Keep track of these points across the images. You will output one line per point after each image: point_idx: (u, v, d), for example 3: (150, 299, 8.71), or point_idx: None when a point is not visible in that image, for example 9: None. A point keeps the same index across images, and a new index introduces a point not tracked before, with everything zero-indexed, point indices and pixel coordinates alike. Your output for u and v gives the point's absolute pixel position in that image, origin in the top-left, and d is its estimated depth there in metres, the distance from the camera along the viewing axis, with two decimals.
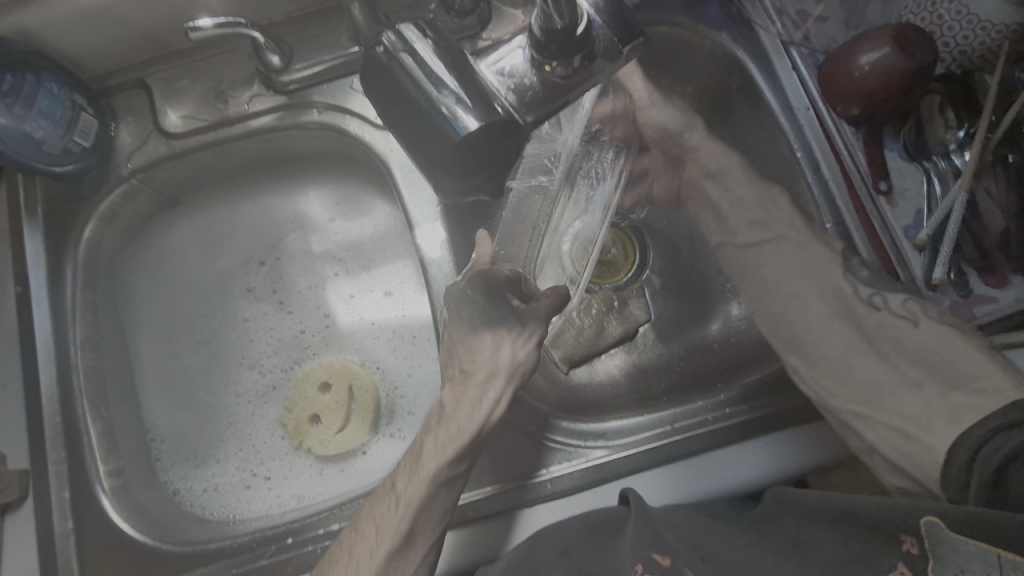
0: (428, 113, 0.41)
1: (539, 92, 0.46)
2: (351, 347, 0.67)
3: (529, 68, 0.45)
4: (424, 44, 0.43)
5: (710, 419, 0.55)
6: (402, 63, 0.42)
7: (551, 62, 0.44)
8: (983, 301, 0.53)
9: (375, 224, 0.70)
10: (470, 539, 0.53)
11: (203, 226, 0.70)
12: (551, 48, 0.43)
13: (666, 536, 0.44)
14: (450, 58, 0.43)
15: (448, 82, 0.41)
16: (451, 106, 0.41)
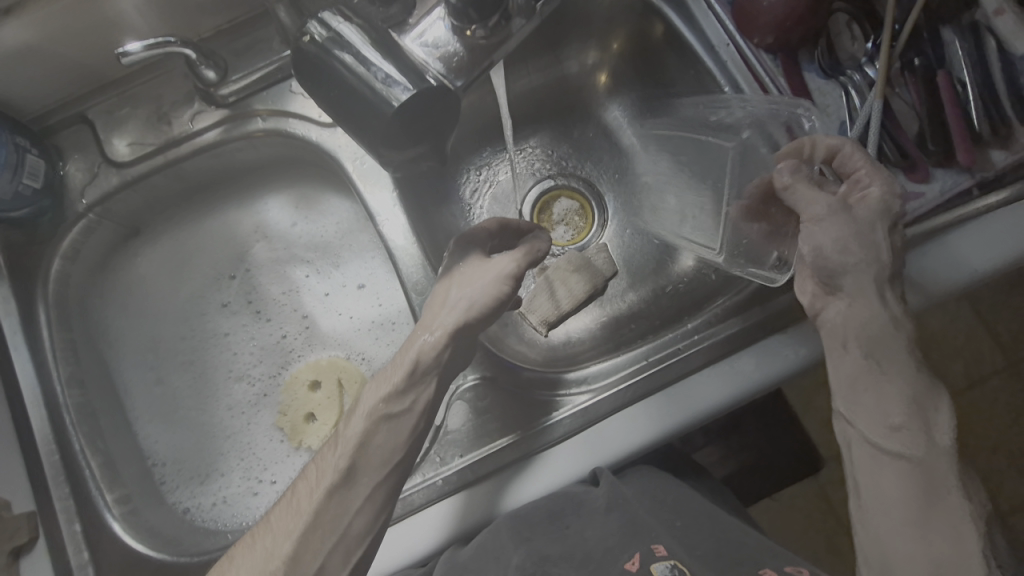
0: (363, 93, 0.44)
1: (465, 57, 0.47)
2: (334, 343, 0.69)
3: (452, 36, 0.47)
4: (349, 26, 0.45)
5: (680, 348, 0.59)
6: (327, 46, 0.44)
7: (471, 26, 0.46)
8: (912, 198, 0.57)
9: (336, 222, 0.71)
10: (459, 508, 0.55)
11: (169, 250, 0.71)
12: (469, 13, 0.44)
13: (652, 527, 0.50)
14: (376, 37, 0.45)
15: (376, 59, 0.44)
16: (386, 85, 0.44)
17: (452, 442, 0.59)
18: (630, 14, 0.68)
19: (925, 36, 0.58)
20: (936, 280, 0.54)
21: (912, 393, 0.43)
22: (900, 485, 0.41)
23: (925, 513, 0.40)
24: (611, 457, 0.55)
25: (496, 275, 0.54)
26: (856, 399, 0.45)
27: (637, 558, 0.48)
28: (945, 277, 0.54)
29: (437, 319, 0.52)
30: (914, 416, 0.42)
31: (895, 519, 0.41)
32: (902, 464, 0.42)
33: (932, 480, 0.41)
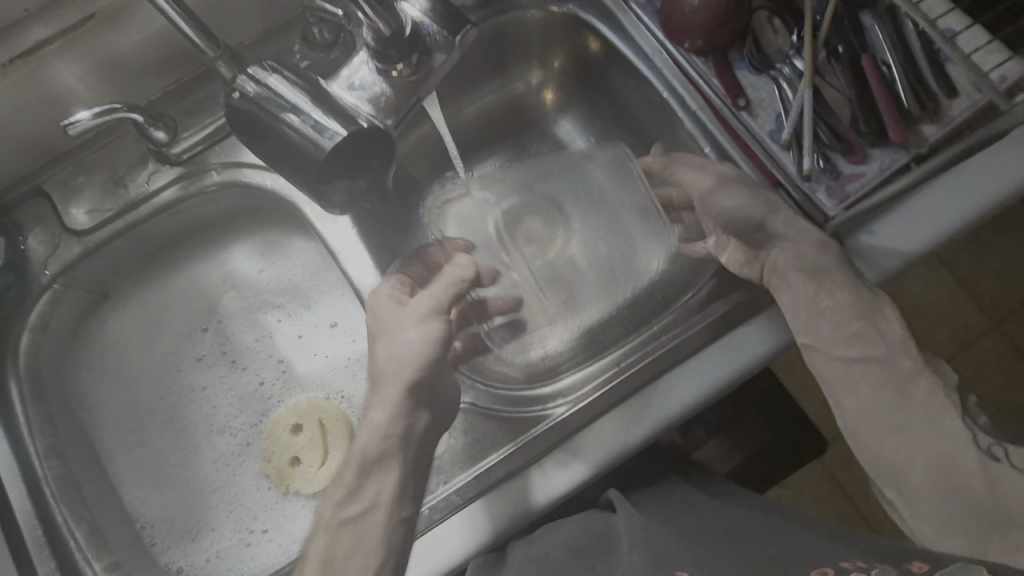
0: (294, 139, 0.45)
1: (393, 96, 0.49)
2: (312, 384, 0.69)
3: (378, 77, 0.49)
4: (278, 78, 0.46)
5: (648, 351, 0.60)
6: (259, 100, 0.45)
7: (396, 66, 0.48)
8: (852, 179, 0.58)
9: (302, 263, 0.72)
10: (448, 536, 0.55)
11: (138, 311, 0.71)
12: (390, 53, 0.46)
13: (675, 559, 0.50)
14: (304, 86, 0.46)
15: (305, 107, 0.45)
16: (314, 130, 0.45)
17: (438, 469, 0.62)
18: (565, 31, 0.70)
19: (847, 24, 0.60)
20: (888, 254, 0.57)
21: (856, 299, 0.52)
22: (874, 387, 0.49)
23: (890, 381, 0.49)
24: (591, 467, 0.55)
25: (434, 313, 0.56)
26: (811, 327, 0.53)
27: None
28: (894, 250, 0.57)
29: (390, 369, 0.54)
30: (859, 315, 0.51)
31: (875, 425, 0.49)
32: (867, 364, 0.50)
33: (888, 368, 0.50)
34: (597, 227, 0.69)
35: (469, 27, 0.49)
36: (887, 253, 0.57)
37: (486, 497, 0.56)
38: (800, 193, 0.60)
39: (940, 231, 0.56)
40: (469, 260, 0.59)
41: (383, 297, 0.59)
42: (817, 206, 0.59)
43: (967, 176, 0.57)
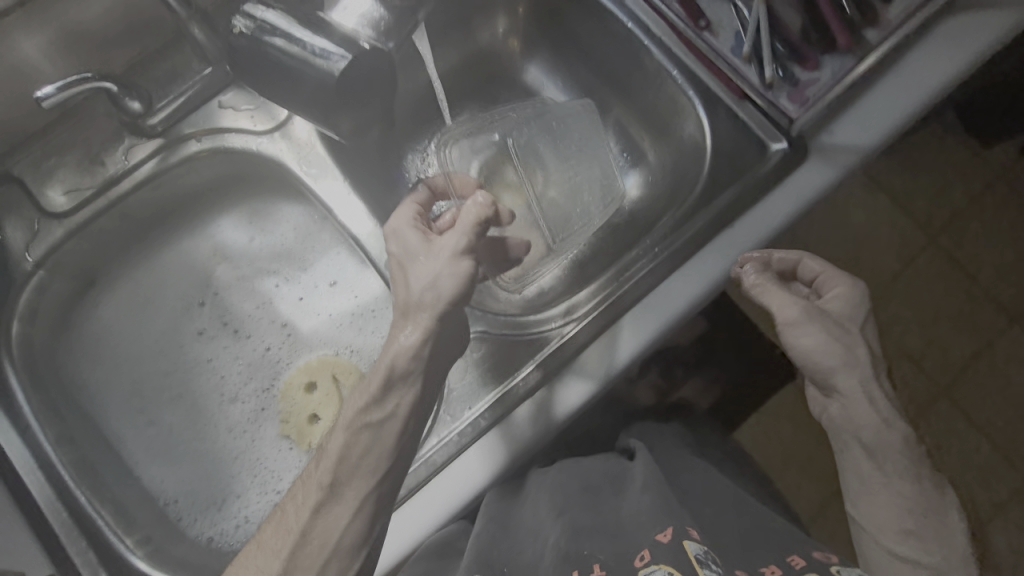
0: (302, 72, 0.48)
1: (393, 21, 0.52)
2: (319, 343, 0.70)
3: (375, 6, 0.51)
4: (273, 13, 0.48)
5: (646, 259, 0.63)
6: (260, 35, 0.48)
7: None
8: (811, 85, 0.63)
9: (293, 227, 0.72)
10: (480, 454, 0.57)
11: (129, 292, 0.69)
12: None
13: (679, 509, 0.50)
14: (301, 20, 0.48)
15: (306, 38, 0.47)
16: (320, 59, 0.47)
17: (457, 399, 0.65)
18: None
19: None
20: (845, 149, 0.62)
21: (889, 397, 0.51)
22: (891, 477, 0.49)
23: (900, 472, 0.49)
24: (605, 375, 0.58)
25: (454, 259, 0.53)
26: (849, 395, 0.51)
27: (670, 531, 0.47)
28: (850, 145, 0.62)
29: (423, 301, 0.52)
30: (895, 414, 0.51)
31: (876, 495, 0.50)
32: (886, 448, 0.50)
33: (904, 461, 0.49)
34: (585, 161, 0.70)
35: None
36: (845, 148, 0.63)
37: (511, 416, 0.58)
38: (765, 100, 0.64)
39: (893, 122, 0.62)
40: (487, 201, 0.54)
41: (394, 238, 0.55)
42: (782, 112, 0.64)
43: (909, 73, 0.63)
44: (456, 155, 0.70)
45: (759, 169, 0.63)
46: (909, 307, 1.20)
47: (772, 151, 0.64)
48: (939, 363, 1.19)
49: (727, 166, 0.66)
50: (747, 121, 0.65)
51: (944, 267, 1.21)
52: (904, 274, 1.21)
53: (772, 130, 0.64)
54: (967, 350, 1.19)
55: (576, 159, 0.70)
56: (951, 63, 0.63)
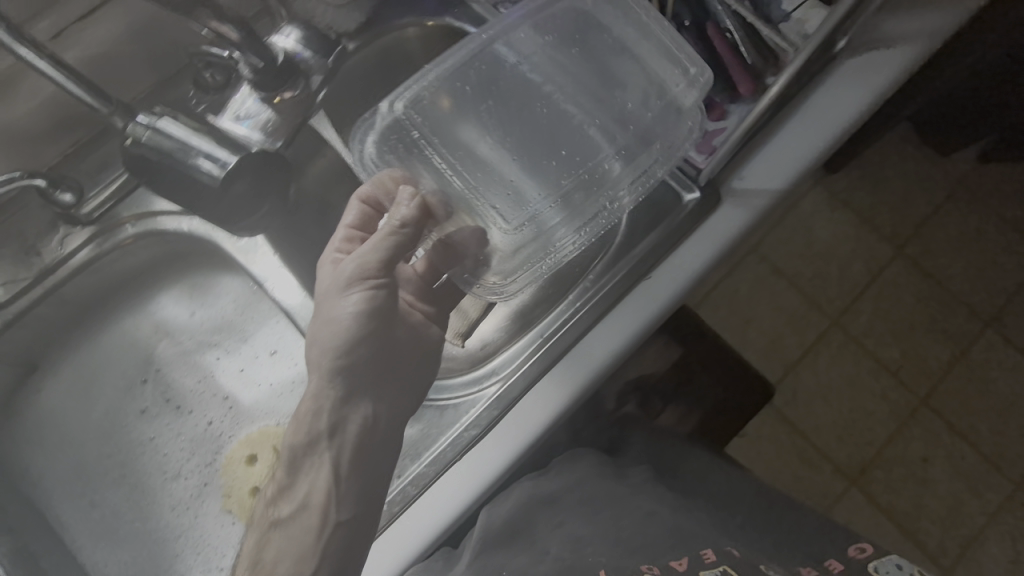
0: (188, 173, 0.51)
1: (278, 122, 0.59)
2: (261, 414, 0.70)
3: (261, 106, 0.59)
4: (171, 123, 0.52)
5: (567, 317, 0.65)
6: (182, 154, 0.49)
7: (278, 94, 0.59)
8: (717, 134, 0.66)
9: (231, 299, 0.73)
10: (412, 518, 0.57)
11: (72, 375, 0.70)
12: (269, 82, 0.57)
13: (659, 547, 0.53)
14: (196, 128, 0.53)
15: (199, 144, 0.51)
16: (208, 161, 0.50)
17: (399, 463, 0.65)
18: (440, 42, 0.75)
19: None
20: (755, 193, 0.65)
21: None
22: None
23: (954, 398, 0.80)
24: (532, 433, 0.60)
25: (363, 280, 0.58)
26: None
27: (686, 559, 0.51)
28: (761, 188, 0.65)
29: (319, 331, 0.59)
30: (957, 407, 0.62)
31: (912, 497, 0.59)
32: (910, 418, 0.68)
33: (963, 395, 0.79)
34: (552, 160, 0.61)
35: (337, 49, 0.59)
36: (754, 191, 0.65)
37: (444, 478, 0.58)
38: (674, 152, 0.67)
39: (795, 166, 0.66)
40: (407, 201, 0.57)
41: (332, 265, 0.62)
42: (691, 162, 0.66)
43: (815, 110, 0.67)
44: (482, 152, 0.62)
45: (674, 216, 0.66)
46: (885, 321, 1.27)
47: (687, 201, 0.66)
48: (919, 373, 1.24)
49: (645, 214, 0.68)
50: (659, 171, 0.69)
51: (915, 276, 1.28)
52: (883, 276, 1.28)
53: (687, 180, 0.67)
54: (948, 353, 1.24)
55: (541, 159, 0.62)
56: (853, 100, 0.67)
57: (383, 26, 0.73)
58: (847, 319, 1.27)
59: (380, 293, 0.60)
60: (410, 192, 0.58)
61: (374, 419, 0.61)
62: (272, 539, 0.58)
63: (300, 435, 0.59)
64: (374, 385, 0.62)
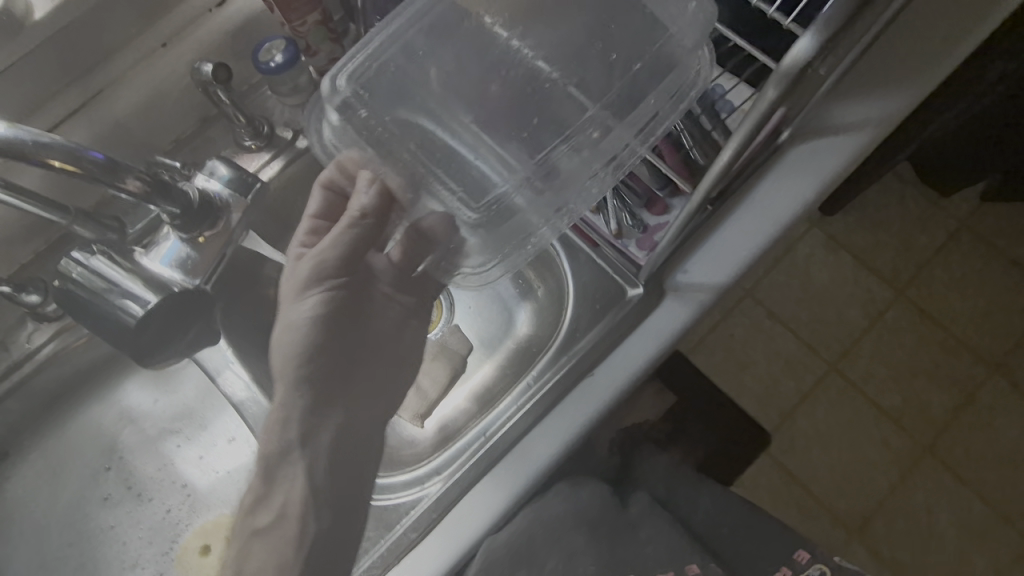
0: (109, 311, 0.57)
1: (198, 258, 0.61)
2: (218, 502, 0.72)
3: (184, 247, 0.61)
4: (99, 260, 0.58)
5: (508, 417, 0.67)
6: (103, 295, 0.57)
7: (203, 234, 0.61)
8: (658, 229, 0.66)
9: (193, 386, 0.76)
10: None
11: (38, 463, 0.73)
12: (189, 222, 0.58)
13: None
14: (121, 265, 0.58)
15: (121, 284, 0.57)
16: (127, 303, 0.57)
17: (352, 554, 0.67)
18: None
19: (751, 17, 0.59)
20: (698, 287, 0.64)
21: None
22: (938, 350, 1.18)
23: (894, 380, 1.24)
24: (471, 539, 0.59)
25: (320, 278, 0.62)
26: None
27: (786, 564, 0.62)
28: (704, 282, 0.64)
29: (283, 336, 0.62)
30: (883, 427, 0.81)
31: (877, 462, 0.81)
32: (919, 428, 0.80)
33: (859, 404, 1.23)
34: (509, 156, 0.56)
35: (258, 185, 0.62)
36: (697, 285, 0.64)
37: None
38: (616, 248, 0.69)
39: (740, 260, 0.64)
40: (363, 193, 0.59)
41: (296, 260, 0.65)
42: (632, 259, 0.68)
43: (759, 204, 0.64)
44: (445, 178, 0.56)
45: (614, 313, 0.68)
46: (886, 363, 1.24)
47: (630, 297, 0.68)
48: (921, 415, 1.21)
49: (589, 307, 0.71)
50: (604, 265, 0.71)
51: (914, 319, 1.26)
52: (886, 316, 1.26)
53: (629, 277, 0.68)
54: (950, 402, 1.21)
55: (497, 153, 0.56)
56: (798, 193, 0.64)
57: None
58: (844, 364, 1.24)
59: (339, 294, 0.63)
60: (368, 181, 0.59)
61: (345, 425, 0.61)
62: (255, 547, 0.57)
63: (271, 443, 0.59)
64: (342, 379, 0.63)
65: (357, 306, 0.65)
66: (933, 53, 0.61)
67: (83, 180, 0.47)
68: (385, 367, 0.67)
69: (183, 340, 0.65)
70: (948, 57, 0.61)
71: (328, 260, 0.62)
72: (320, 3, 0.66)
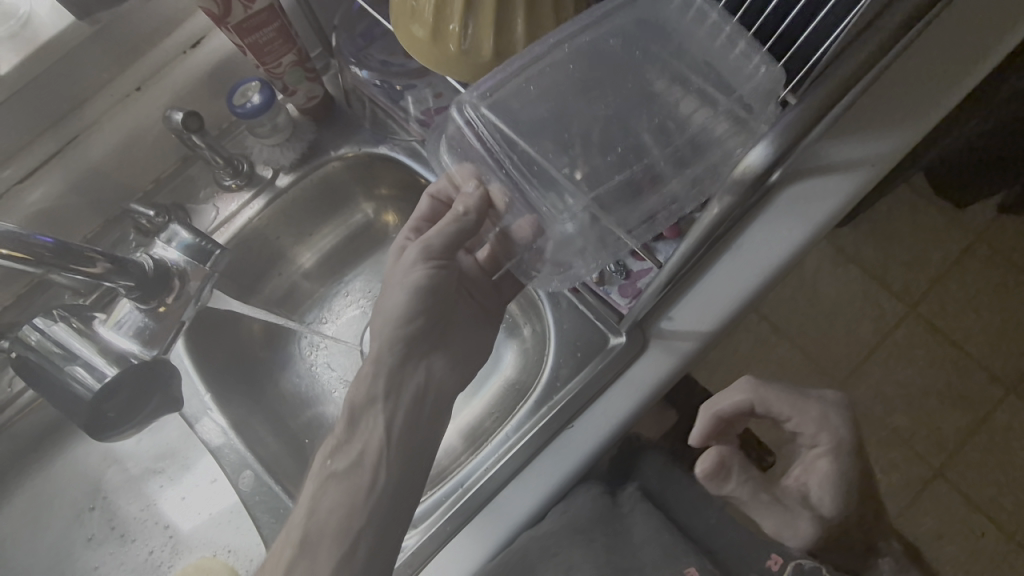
0: (62, 381, 0.56)
1: (156, 327, 0.62)
2: (199, 544, 0.72)
3: (139, 314, 0.62)
4: (63, 326, 0.58)
5: (489, 467, 0.62)
6: (56, 363, 0.56)
7: (165, 300, 0.62)
8: (641, 275, 0.65)
9: (177, 425, 0.76)
10: None
11: (24, 504, 0.73)
12: (144, 289, 0.59)
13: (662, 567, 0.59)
14: (83, 334, 0.58)
15: (80, 352, 0.57)
16: (86, 373, 0.57)
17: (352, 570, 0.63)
18: (370, 167, 0.76)
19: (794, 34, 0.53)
20: (681, 336, 0.62)
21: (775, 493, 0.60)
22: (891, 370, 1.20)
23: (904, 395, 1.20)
24: None
25: (421, 264, 0.61)
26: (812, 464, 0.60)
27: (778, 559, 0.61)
28: (688, 331, 0.62)
29: (387, 312, 0.61)
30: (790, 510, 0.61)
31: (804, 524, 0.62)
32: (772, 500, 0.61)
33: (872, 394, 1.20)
34: (613, 145, 0.56)
35: (220, 252, 0.64)
36: (681, 335, 0.62)
37: None
38: (597, 295, 0.67)
39: (726, 309, 0.61)
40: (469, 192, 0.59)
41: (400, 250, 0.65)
42: (615, 305, 0.66)
43: (747, 250, 0.61)
44: (551, 173, 0.56)
45: (597, 360, 0.64)
46: (896, 384, 1.20)
47: (611, 345, 0.64)
48: (936, 441, 1.17)
49: (570, 356, 0.67)
50: (585, 309, 0.68)
51: (926, 335, 1.22)
52: (897, 334, 1.22)
53: (613, 324, 0.65)
54: (964, 424, 1.18)
55: (587, 152, 0.56)
56: (789, 237, 0.60)
57: (321, 156, 0.74)
58: (854, 384, 1.20)
59: (445, 274, 0.62)
60: (473, 182, 0.60)
61: (429, 396, 0.61)
62: (328, 488, 0.54)
63: (360, 393, 0.58)
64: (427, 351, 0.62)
65: (451, 295, 0.64)
66: (926, 97, 0.59)
67: (35, 264, 0.48)
68: (473, 353, 0.67)
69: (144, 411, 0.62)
70: (941, 102, 0.59)
71: (425, 251, 0.61)
72: (294, 44, 0.65)
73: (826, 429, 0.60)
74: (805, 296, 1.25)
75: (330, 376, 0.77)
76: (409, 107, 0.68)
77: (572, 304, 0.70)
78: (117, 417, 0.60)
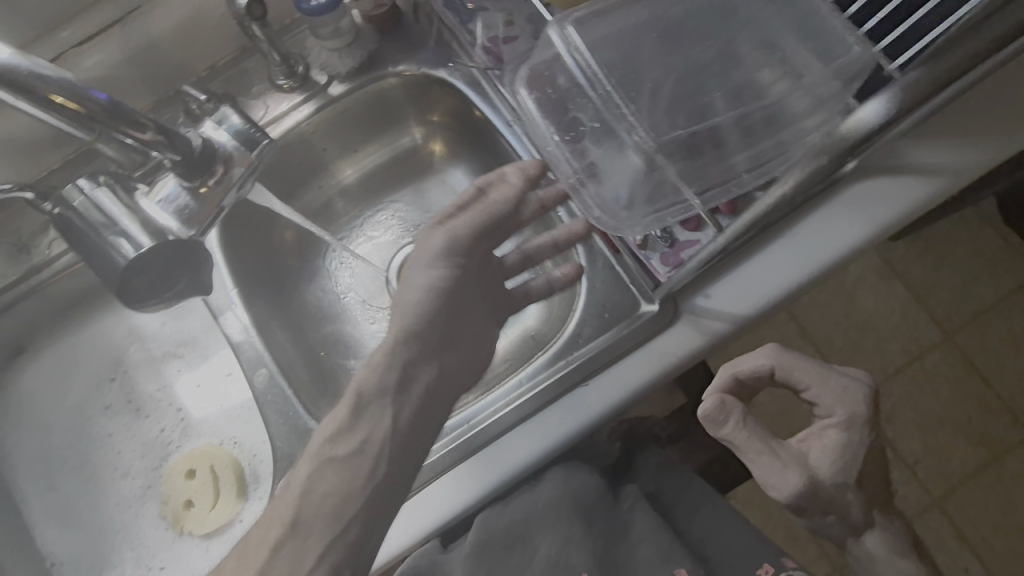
0: (98, 245, 0.57)
1: (197, 209, 0.61)
2: (208, 431, 0.74)
3: (184, 194, 0.61)
4: (104, 192, 0.58)
5: (499, 408, 0.62)
6: (98, 229, 0.57)
7: (205, 182, 0.61)
8: (687, 246, 0.61)
9: (201, 315, 0.78)
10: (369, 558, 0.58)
11: (51, 364, 0.76)
12: (192, 170, 0.59)
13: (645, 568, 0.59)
14: (126, 202, 0.59)
15: (120, 221, 0.57)
16: (124, 243, 0.57)
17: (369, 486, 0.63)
18: (426, 89, 0.74)
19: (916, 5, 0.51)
20: (716, 315, 0.59)
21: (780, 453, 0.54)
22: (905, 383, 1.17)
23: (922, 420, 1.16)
24: (432, 522, 0.59)
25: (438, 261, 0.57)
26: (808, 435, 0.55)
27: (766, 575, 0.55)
28: (723, 311, 0.59)
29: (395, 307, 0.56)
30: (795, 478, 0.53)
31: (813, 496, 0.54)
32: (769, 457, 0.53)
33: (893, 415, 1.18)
34: (678, 109, 0.53)
35: (266, 141, 0.64)
36: (716, 314, 0.59)
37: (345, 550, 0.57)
38: (637, 258, 0.63)
39: (769, 294, 0.58)
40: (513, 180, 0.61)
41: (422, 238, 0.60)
42: (654, 271, 0.62)
43: (802, 239, 0.58)
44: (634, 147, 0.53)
45: (622, 326, 0.62)
46: (917, 408, 1.17)
47: (642, 312, 0.62)
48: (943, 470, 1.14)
49: (597, 316, 0.65)
50: (620, 271, 0.66)
51: (959, 364, 1.17)
52: (929, 357, 1.18)
53: (648, 291, 0.63)
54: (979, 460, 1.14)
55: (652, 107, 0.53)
56: (850, 233, 0.57)
57: (377, 70, 0.72)
58: None
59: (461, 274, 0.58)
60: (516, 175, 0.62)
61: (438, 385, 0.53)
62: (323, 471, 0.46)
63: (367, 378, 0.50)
64: (444, 347, 0.55)
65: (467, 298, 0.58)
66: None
67: (85, 121, 0.48)
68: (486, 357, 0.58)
69: (172, 290, 0.64)
70: None
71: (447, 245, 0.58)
72: None
73: (846, 401, 0.54)
74: (842, 303, 1.21)
75: (352, 297, 0.78)
76: (477, 32, 0.65)
77: (609, 265, 0.67)
78: (144, 290, 0.61)
